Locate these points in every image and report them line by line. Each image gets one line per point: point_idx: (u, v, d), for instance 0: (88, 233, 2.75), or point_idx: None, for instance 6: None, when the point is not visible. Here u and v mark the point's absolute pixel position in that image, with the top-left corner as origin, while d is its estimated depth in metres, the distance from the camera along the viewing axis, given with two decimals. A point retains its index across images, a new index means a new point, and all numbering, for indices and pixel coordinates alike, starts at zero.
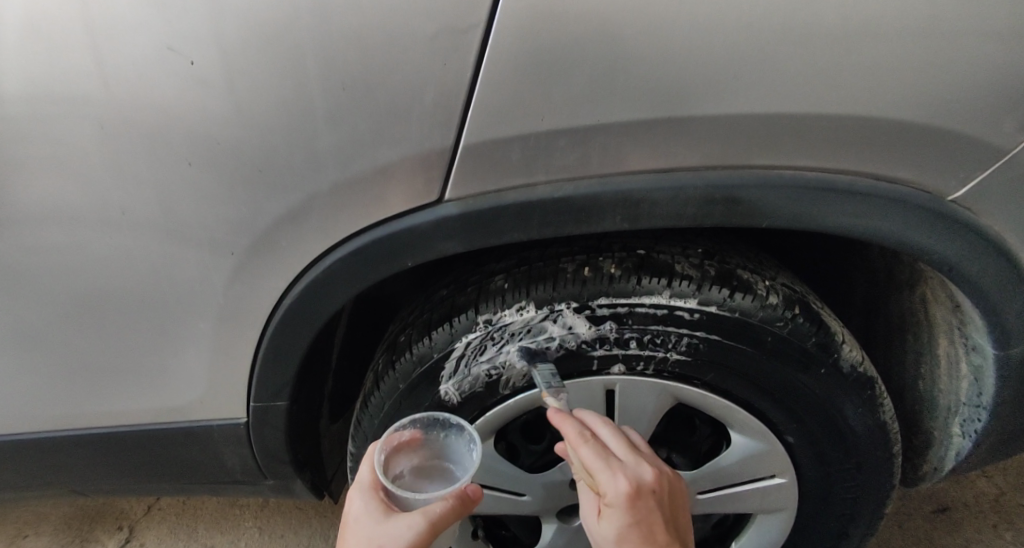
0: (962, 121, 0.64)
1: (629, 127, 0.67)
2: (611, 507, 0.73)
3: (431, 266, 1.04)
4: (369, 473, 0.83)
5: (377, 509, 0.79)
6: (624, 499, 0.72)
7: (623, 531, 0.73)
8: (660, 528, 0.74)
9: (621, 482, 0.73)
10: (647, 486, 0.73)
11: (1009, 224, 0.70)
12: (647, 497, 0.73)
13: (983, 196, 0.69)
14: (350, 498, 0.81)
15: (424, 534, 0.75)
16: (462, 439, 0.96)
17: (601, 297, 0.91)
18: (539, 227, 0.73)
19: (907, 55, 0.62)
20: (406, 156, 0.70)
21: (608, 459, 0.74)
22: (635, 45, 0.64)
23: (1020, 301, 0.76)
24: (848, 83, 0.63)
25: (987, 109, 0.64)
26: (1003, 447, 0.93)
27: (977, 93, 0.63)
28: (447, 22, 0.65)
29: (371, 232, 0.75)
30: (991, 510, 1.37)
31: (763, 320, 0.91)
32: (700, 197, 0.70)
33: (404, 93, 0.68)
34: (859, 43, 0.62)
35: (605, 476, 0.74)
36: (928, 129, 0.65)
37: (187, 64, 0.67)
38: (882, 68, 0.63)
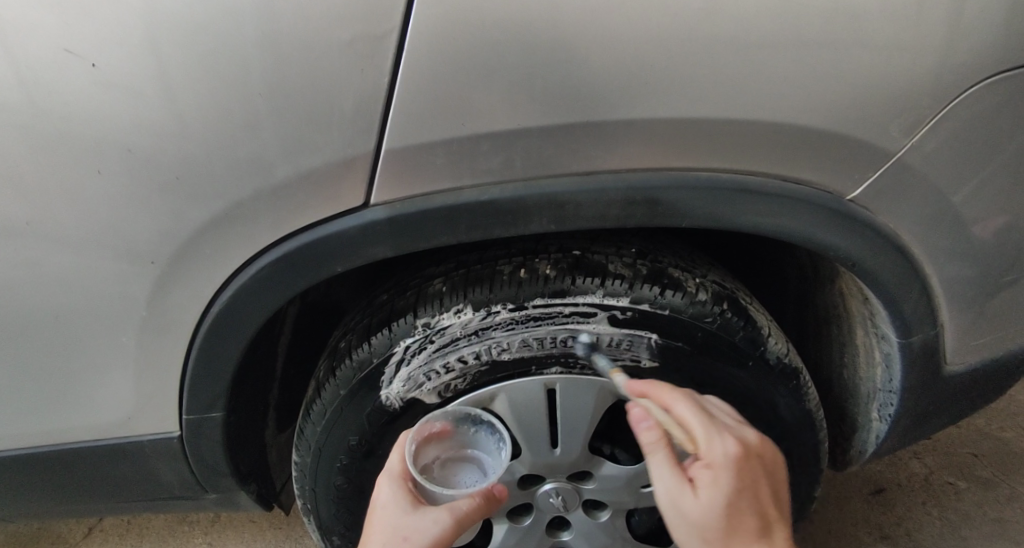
0: (858, 121, 0.68)
1: (547, 131, 0.69)
2: (714, 469, 0.74)
3: (374, 271, 1.05)
4: (398, 462, 0.88)
5: (405, 500, 0.86)
6: (732, 461, 0.74)
7: (732, 496, 0.74)
8: (767, 492, 0.76)
9: (729, 443, 0.75)
10: (755, 447, 0.77)
11: (909, 218, 0.74)
12: (751, 460, 0.76)
13: (884, 192, 0.72)
14: (379, 485, 0.87)
15: (449, 529, 0.84)
16: (492, 436, 1.00)
17: (537, 297, 0.93)
18: (468, 230, 0.75)
19: (800, 59, 0.65)
20: (329, 161, 0.71)
21: (711, 422, 0.76)
22: (549, 51, 0.66)
23: (923, 290, 0.80)
24: (751, 85, 0.66)
25: (879, 110, 0.67)
26: (917, 428, 0.98)
27: (870, 95, 0.67)
28: (362, 27, 0.65)
29: (299, 239, 0.75)
30: (923, 489, 1.44)
31: (693, 316, 0.94)
32: (621, 198, 0.72)
33: (323, 99, 0.68)
34: (761, 48, 0.65)
35: (708, 440, 0.75)
36: (827, 131, 0.68)
37: (90, 67, 0.66)
38: (783, 71, 0.66)
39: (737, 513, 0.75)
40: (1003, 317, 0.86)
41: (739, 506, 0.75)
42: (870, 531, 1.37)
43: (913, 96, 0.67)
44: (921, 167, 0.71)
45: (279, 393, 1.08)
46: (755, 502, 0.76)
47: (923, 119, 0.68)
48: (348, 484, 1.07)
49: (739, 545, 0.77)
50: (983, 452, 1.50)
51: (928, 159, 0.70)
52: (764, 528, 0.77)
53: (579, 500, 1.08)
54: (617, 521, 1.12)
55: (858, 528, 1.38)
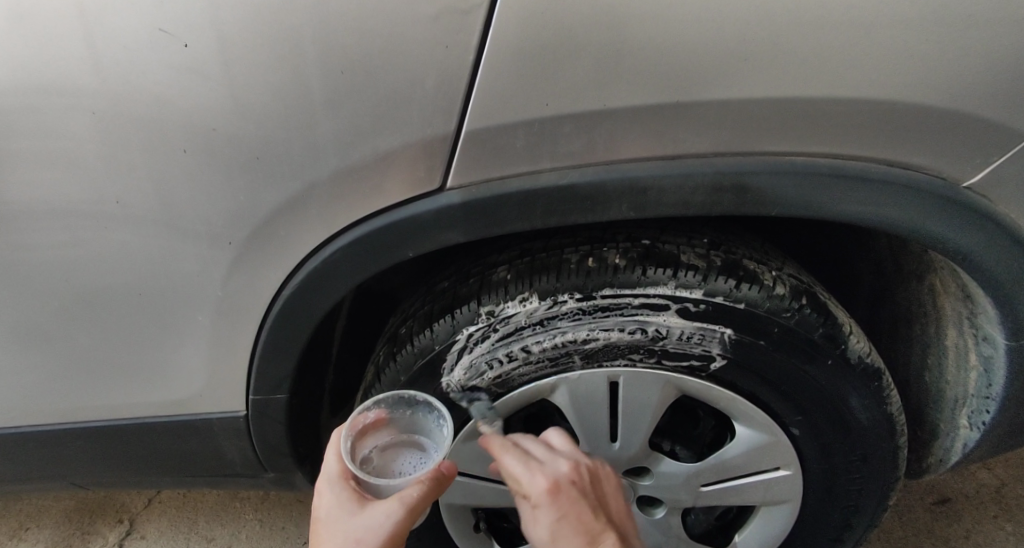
0: (973, 104, 0.63)
1: (636, 111, 0.66)
2: (534, 511, 0.72)
3: (431, 257, 1.04)
4: (336, 463, 0.77)
5: (349, 501, 0.74)
6: (543, 494, 0.71)
7: (555, 530, 0.70)
8: (591, 524, 0.70)
9: (537, 479, 0.72)
10: (567, 480, 0.72)
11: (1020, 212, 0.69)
12: (568, 490, 0.71)
13: (995, 183, 0.68)
14: (319, 493, 0.75)
15: (404, 520, 0.71)
16: (430, 415, 0.92)
17: (605, 288, 0.91)
18: (544, 216, 0.72)
19: (915, 38, 0.61)
20: (409, 142, 0.69)
21: (526, 461, 0.73)
22: (644, 27, 0.62)
23: None
24: (860, 66, 0.62)
25: (997, 94, 0.63)
26: (1010, 438, 0.92)
27: (988, 77, 0.62)
28: (450, 3, 0.63)
29: (370, 221, 0.74)
30: (994, 501, 1.37)
31: (769, 311, 0.90)
32: (709, 184, 0.69)
33: (405, 77, 0.66)
34: (874, 25, 0.61)
35: (523, 481, 0.73)
36: (939, 115, 0.64)
37: (181, 47, 0.66)
38: (896, 50, 0.61)
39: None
40: None
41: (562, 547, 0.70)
42: (937, 543, 1.31)
43: None
44: None
45: (335, 376, 1.08)
46: (591, 533, 0.70)
47: None
48: None
49: None
50: None
51: None
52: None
53: (635, 495, 1.06)
54: (677, 520, 1.09)
55: (924, 539, 1.31)
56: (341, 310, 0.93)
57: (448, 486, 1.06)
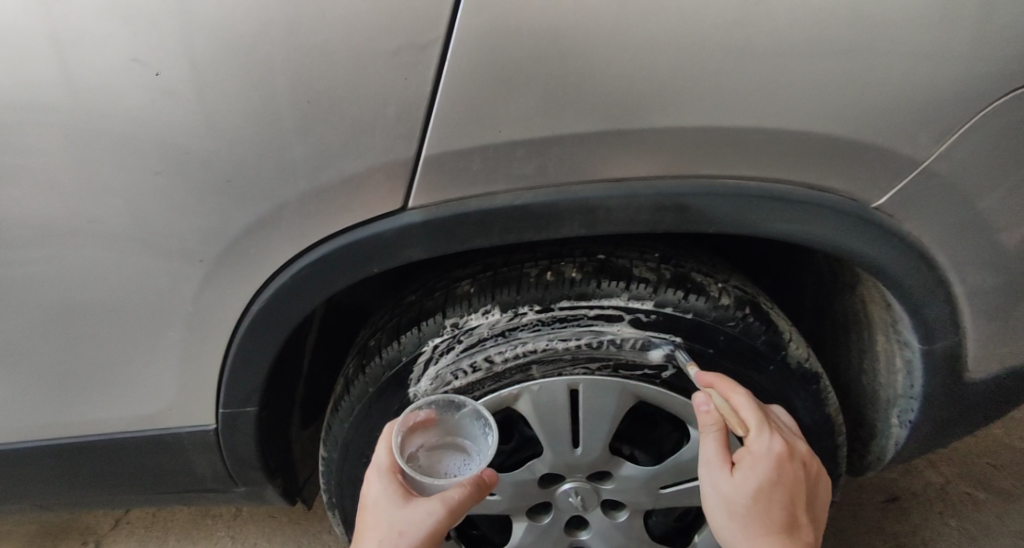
0: (881, 132, 0.70)
1: (581, 138, 0.72)
2: (753, 459, 0.83)
3: (400, 272, 1.09)
4: (386, 456, 0.91)
5: (396, 493, 0.89)
6: (777, 455, 0.82)
7: (764, 487, 0.83)
8: (796, 491, 0.84)
9: (776, 442, 0.83)
10: (801, 455, 0.85)
11: (930, 229, 0.76)
12: (794, 464, 0.84)
13: (907, 203, 0.75)
14: (370, 480, 0.90)
15: (443, 519, 0.86)
16: (477, 422, 0.99)
17: (563, 300, 0.98)
18: (502, 234, 0.78)
19: (829, 71, 0.68)
20: (372, 165, 0.74)
21: (767, 420, 0.84)
22: (586, 62, 0.68)
23: (943, 299, 0.82)
24: (780, 98, 0.69)
25: (902, 123, 0.70)
26: (937, 435, 1.00)
27: (895, 108, 0.69)
28: (408, 38, 0.68)
29: (337, 240, 0.79)
30: (940, 498, 1.45)
31: (715, 320, 0.97)
32: (652, 204, 0.75)
33: (368, 106, 0.71)
34: (794, 60, 0.67)
35: (758, 434, 0.84)
36: (851, 142, 0.71)
37: (154, 75, 0.70)
38: (815, 82, 0.68)
39: (763, 501, 0.83)
40: None
41: (763, 499, 0.83)
42: (885, 539, 1.38)
43: (938, 109, 0.69)
44: (943, 179, 0.73)
45: (306, 388, 1.12)
46: (791, 501, 0.84)
47: (944, 134, 0.70)
48: None
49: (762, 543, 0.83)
50: (1000, 462, 1.51)
51: (951, 171, 0.73)
52: (790, 524, 0.84)
53: (598, 499, 1.11)
54: (636, 522, 1.14)
55: (873, 536, 1.39)
56: (313, 323, 0.98)
57: None
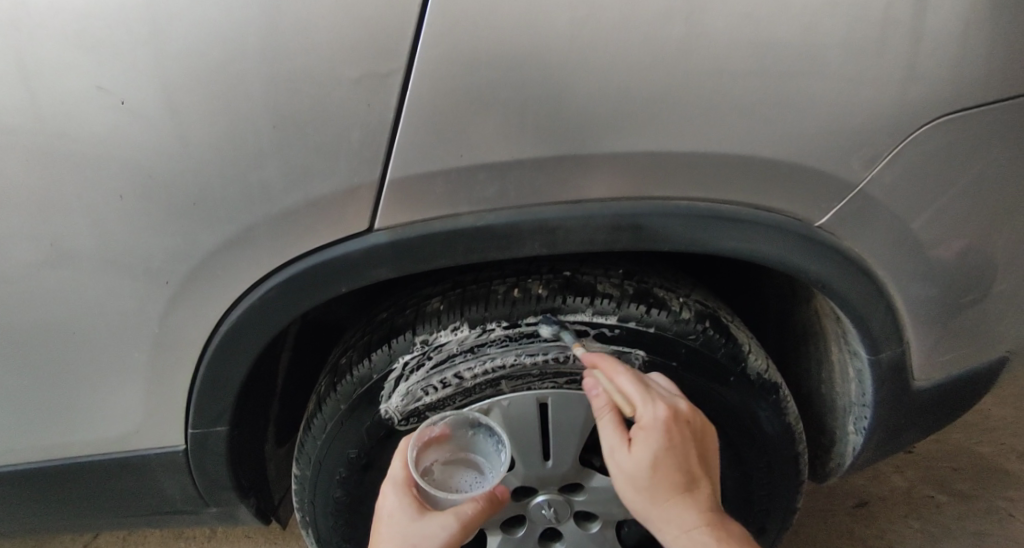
0: (821, 155, 0.74)
1: (539, 161, 0.75)
2: (647, 432, 0.81)
3: (372, 290, 1.11)
4: (402, 470, 0.96)
5: (410, 506, 0.94)
6: (662, 423, 0.81)
7: (661, 454, 0.81)
8: (693, 450, 0.84)
9: (660, 410, 0.82)
10: (684, 415, 0.84)
11: (870, 245, 0.81)
12: (682, 427, 0.82)
13: (847, 221, 0.79)
14: (386, 493, 0.95)
15: (456, 532, 0.91)
16: (491, 439, 1.03)
17: (529, 315, 1.00)
18: (466, 253, 0.80)
19: (769, 97, 0.72)
20: (337, 188, 0.76)
21: (649, 392, 0.83)
22: (541, 91, 0.72)
23: (885, 310, 0.86)
24: (725, 123, 0.72)
25: (840, 145, 0.74)
26: (890, 440, 1.04)
27: (832, 131, 0.73)
28: (370, 67, 0.71)
29: (305, 260, 0.80)
30: (905, 502, 1.49)
31: (677, 334, 1.00)
32: (609, 224, 0.78)
33: (333, 131, 0.73)
34: (735, 86, 0.71)
35: (642, 407, 0.82)
36: (792, 165, 0.75)
37: (119, 102, 0.72)
38: (757, 107, 0.72)
39: (659, 470, 0.82)
40: (965, 335, 0.93)
41: (660, 468, 0.82)
42: (853, 543, 1.42)
43: (872, 132, 0.74)
44: (880, 197, 0.77)
45: (279, 407, 1.13)
46: (686, 462, 0.83)
47: (877, 157, 0.75)
48: (347, 496, 1.13)
49: (668, 506, 0.84)
50: (961, 465, 1.55)
51: (886, 190, 0.77)
52: (688, 485, 0.84)
53: (571, 511, 1.13)
54: (607, 532, 1.16)
55: (841, 540, 1.42)
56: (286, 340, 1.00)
57: None
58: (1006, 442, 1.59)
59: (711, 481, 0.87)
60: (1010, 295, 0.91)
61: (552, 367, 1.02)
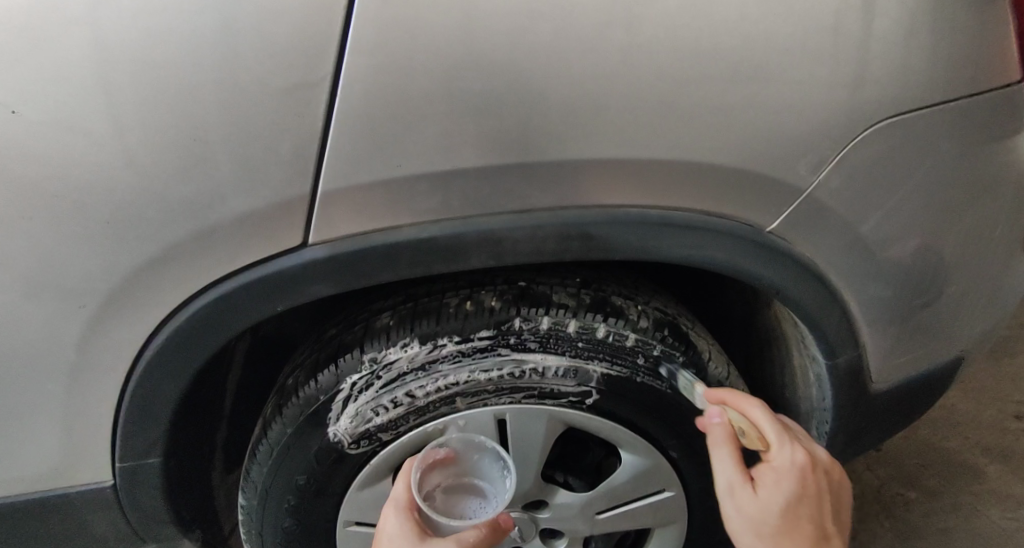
0: (766, 160, 0.72)
1: (478, 172, 0.71)
2: (779, 473, 0.80)
3: (321, 306, 1.06)
4: (404, 491, 0.92)
5: (411, 530, 0.89)
6: (799, 464, 0.80)
7: (793, 498, 0.80)
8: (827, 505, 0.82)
9: (798, 454, 0.80)
10: (820, 462, 0.83)
11: (822, 249, 0.79)
12: (814, 472, 0.81)
13: (797, 225, 0.77)
14: (387, 515, 0.90)
15: None
16: (494, 465, 1.03)
17: (482, 329, 0.96)
18: (408, 267, 0.75)
19: (711, 101, 0.69)
20: (264, 205, 0.71)
21: (786, 432, 0.82)
22: (476, 96, 0.68)
23: (839, 315, 0.84)
24: (667, 128, 0.70)
25: (785, 150, 0.72)
26: (851, 442, 1.03)
27: (775, 135, 0.71)
28: (294, 76, 0.66)
29: (233, 280, 0.75)
30: (875, 499, 1.47)
31: (636, 343, 0.97)
32: (557, 234, 0.74)
33: (256, 144, 0.68)
34: (679, 90, 0.69)
35: (778, 449, 0.81)
36: (739, 171, 0.73)
37: (14, 114, 0.66)
38: (701, 112, 0.70)
39: (794, 517, 0.80)
40: (920, 336, 0.92)
41: (793, 516, 0.80)
42: None
43: (815, 135, 0.72)
44: (828, 201, 0.76)
45: (227, 431, 1.08)
46: (817, 512, 0.81)
47: (823, 162, 0.73)
48: (297, 524, 1.07)
49: None
50: (930, 460, 1.54)
51: (833, 193, 0.76)
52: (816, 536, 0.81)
53: (536, 529, 1.09)
54: None
55: None
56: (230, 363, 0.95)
57: (347, 534, 1.08)
58: (972, 436, 1.58)
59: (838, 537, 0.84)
60: (963, 294, 0.91)
61: (509, 382, 0.97)
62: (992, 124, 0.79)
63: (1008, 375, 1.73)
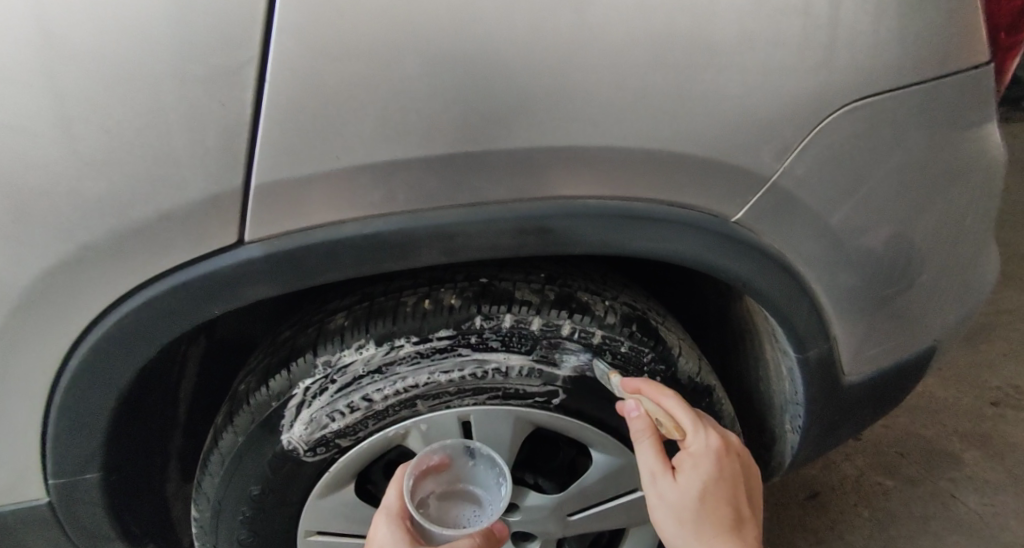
0: (727, 148, 0.68)
1: (422, 163, 0.66)
2: (695, 459, 0.79)
3: (276, 309, 1.00)
4: (396, 498, 0.88)
5: (402, 539, 0.84)
6: (716, 450, 0.79)
7: (710, 483, 0.79)
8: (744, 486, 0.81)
9: (711, 438, 0.79)
10: (736, 445, 0.82)
11: (789, 241, 0.75)
12: (732, 458, 0.80)
13: (763, 216, 0.73)
14: (377, 523, 0.86)
15: None
16: (490, 471, 0.97)
17: (441, 329, 0.90)
18: (356, 265, 0.70)
19: (666, 85, 0.65)
20: (191, 200, 0.65)
21: (700, 417, 0.80)
22: (417, 80, 0.63)
23: (809, 308, 0.81)
24: (621, 114, 0.66)
25: (747, 136, 0.68)
26: (825, 436, 1.00)
27: (736, 121, 0.68)
28: (216, 58, 0.61)
29: (164, 282, 0.69)
30: (854, 489, 1.44)
31: (602, 340, 0.92)
32: (513, 228, 0.69)
33: (179, 134, 0.63)
34: (633, 72, 0.65)
35: (693, 434, 0.79)
36: (699, 159, 0.69)
37: None
38: (657, 97, 0.66)
39: (712, 504, 0.79)
40: (893, 327, 0.89)
41: (708, 499, 0.79)
42: (806, 538, 1.36)
43: (778, 122, 0.68)
44: (794, 189, 0.72)
45: (183, 441, 1.01)
46: (735, 497, 0.80)
47: (787, 150, 0.70)
48: (254, 537, 1.01)
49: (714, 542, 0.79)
50: (907, 450, 1.52)
51: (800, 182, 0.72)
52: (736, 523, 0.79)
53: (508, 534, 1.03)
54: None
55: (795, 535, 1.36)
56: (176, 373, 0.90)
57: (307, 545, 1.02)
58: (948, 424, 1.57)
59: (757, 522, 0.83)
60: (935, 282, 0.88)
61: (471, 383, 0.92)
62: (956, 108, 0.76)
63: (982, 361, 1.72)
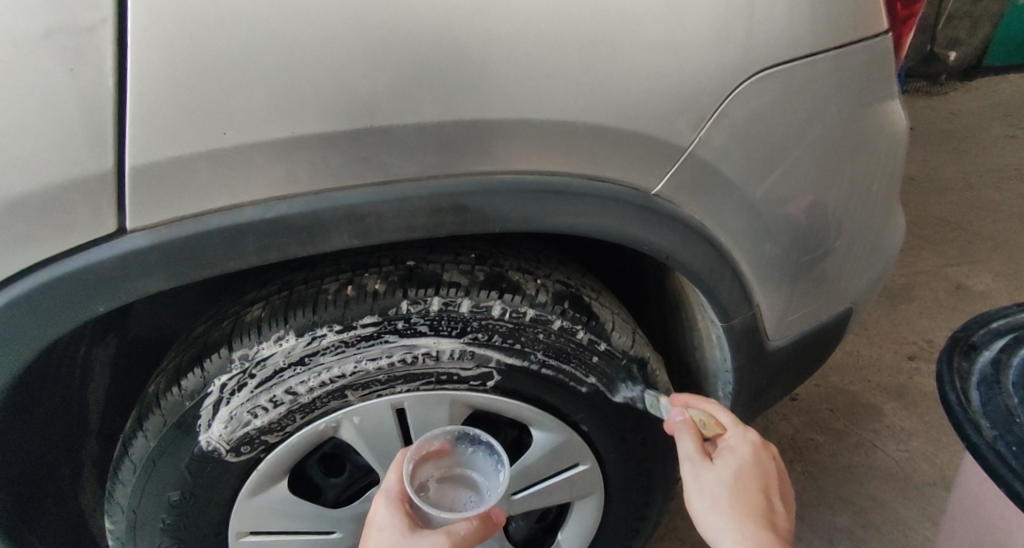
0: (639, 116, 0.66)
1: (316, 140, 0.62)
2: (733, 450, 0.80)
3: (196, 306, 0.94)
4: (397, 482, 0.83)
5: (402, 523, 0.79)
6: (755, 441, 0.81)
7: (745, 467, 0.78)
8: (779, 495, 0.79)
9: (751, 432, 0.82)
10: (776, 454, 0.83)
11: (711, 208, 0.74)
12: (768, 457, 0.81)
13: (683, 185, 0.71)
14: (376, 505, 0.81)
15: None
16: (489, 458, 0.93)
17: (365, 315, 0.84)
18: (257, 253, 0.64)
19: (567, 53, 0.63)
20: (54, 183, 0.59)
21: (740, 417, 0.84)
22: (304, 54, 0.59)
23: (733, 278, 0.80)
24: (524, 83, 0.63)
25: (659, 104, 0.66)
26: (755, 400, 1.00)
27: (645, 87, 0.65)
28: (65, 17, 0.56)
29: (37, 277, 0.62)
30: (789, 446, 1.47)
31: (535, 319, 0.88)
32: (427, 207, 0.65)
33: (32, 107, 0.56)
34: (533, 40, 0.62)
35: (733, 429, 0.83)
36: (612, 129, 0.66)
37: None
38: (560, 65, 0.63)
39: (746, 487, 0.77)
40: (815, 290, 0.89)
41: (745, 483, 0.77)
42: None
43: (688, 89, 0.67)
44: (711, 156, 0.70)
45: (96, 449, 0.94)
46: (773, 495, 0.78)
47: (702, 119, 0.68)
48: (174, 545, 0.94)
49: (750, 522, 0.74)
50: (836, 406, 1.56)
51: (716, 149, 0.70)
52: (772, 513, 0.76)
53: None
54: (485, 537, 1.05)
55: None
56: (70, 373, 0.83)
57: None
58: (872, 379, 1.62)
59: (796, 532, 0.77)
60: (851, 246, 0.88)
61: (400, 369, 0.87)
62: (863, 76, 0.77)
63: (901, 317, 1.78)
